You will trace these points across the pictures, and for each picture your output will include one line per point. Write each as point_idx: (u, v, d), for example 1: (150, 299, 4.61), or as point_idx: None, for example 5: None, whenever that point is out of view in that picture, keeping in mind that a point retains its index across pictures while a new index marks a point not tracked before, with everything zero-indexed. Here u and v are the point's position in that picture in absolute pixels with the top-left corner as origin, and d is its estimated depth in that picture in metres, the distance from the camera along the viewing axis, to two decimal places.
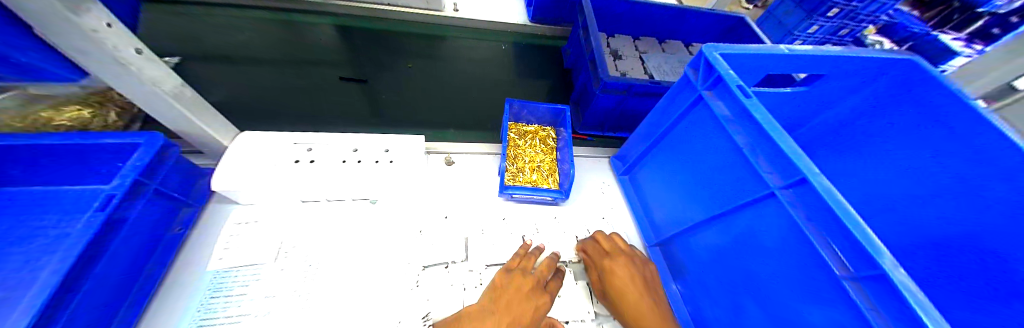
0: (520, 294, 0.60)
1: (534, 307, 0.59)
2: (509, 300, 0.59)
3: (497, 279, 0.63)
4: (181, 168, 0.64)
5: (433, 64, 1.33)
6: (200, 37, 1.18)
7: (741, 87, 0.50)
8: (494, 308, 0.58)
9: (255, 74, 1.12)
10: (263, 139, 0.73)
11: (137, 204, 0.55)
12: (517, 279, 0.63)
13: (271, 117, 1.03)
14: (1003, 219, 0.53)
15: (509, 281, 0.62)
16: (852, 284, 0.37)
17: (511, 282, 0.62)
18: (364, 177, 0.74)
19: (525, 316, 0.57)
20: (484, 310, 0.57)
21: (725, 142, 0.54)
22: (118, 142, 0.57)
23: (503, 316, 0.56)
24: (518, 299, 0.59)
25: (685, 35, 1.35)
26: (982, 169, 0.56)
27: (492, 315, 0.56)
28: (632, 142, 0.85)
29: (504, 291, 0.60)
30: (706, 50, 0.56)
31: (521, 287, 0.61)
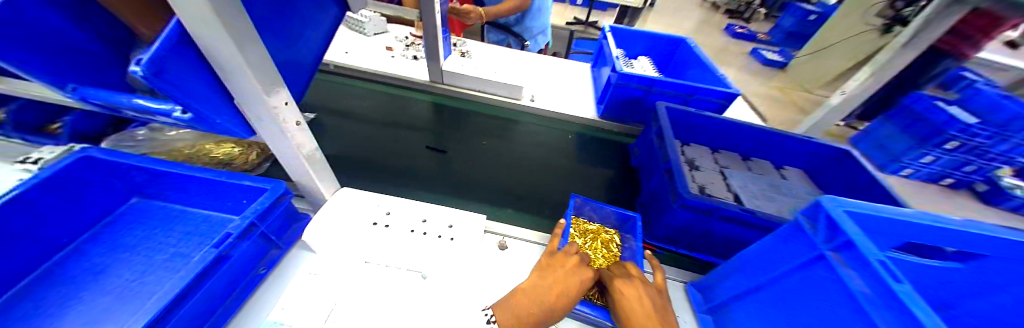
0: (565, 279, 0.73)
1: (570, 284, 0.72)
2: (554, 279, 0.73)
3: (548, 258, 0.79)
4: (285, 213, 0.74)
5: (505, 144, 1.44)
6: (331, 98, 1.48)
7: (885, 262, 0.41)
8: (543, 280, 0.72)
9: (361, 133, 1.33)
10: (356, 199, 0.83)
11: (242, 244, 0.63)
12: (563, 257, 0.79)
13: (362, 172, 1.17)
14: None
15: (556, 261, 0.78)
16: None
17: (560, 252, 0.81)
18: (431, 252, 0.77)
19: (563, 289, 0.71)
20: (535, 283, 0.72)
21: (862, 325, 0.43)
22: (253, 185, 0.70)
23: (551, 283, 0.72)
24: (562, 281, 0.73)
25: (773, 156, 1.27)
26: None
27: (542, 283, 0.72)
28: (724, 276, 0.73)
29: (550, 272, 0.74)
30: (828, 204, 0.50)
31: (567, 267, 0.76)
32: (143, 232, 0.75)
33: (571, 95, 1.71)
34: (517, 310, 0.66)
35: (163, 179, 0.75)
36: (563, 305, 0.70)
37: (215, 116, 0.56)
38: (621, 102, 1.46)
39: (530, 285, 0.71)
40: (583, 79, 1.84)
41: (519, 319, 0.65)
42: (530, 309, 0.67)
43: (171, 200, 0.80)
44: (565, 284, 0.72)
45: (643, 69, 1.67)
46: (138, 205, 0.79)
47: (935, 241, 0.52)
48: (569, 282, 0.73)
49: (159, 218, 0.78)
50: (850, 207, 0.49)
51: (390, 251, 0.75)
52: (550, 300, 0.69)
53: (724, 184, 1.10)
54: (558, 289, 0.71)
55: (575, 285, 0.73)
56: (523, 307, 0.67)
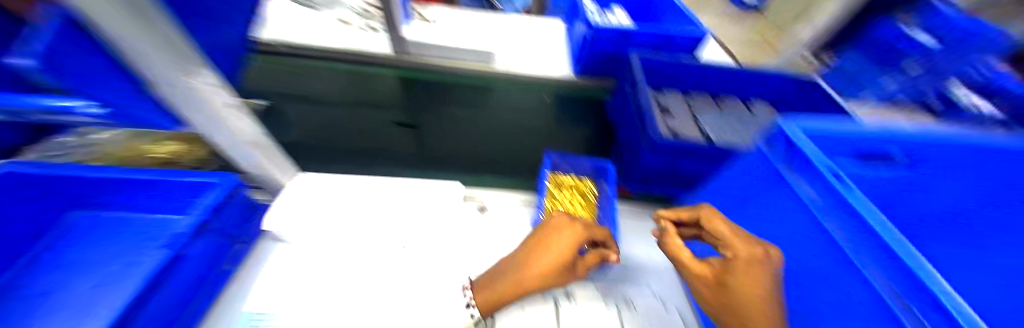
0: (545, 246, 0.61)
1: (553, 265, 0.59)
2: (534, 251, 0.61)
3: (540, 228, 0.66)
4: (243, 206, 0.70)
5: (479, 111, 1.40)
6: (285, 81, 1.37)
7: (838, 174, 0.44)
8: (520, 260, 0.62)
9: (324, 116, 1.26)
10: (318, 181, 0.80)
11: (198, 243, 0.58)
12: (551, 218, 0.65)
13: (330, 156, 1.13)
14: None
15: (545, 233, 0.63)
16: None
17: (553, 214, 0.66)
18: (410, 223, 0.77)
19: (542, 271, 0.59)
20: (511, 264, 0.63)
21: (814, 231, 0.46)
22: (198, 181, 0.64)
23: (527, 266, 0.61)
24: (540, 250, 0.61)
25: (742, 93, 1.28)
26: None
27: (519, 264, 0.62)
28: (691, 211, 0.76)
29: (533, 255, 0.61)
30: (787, 124, 0.51)
31: (555, 239, 0.61)
32: (76, 247, 0.66)
33: (542, 53, 1.64)
34: (491, 284, 0.62)
35: (89, 188, 0.66)
36: (545, 281, 0.60)
37: (137, 108, 0.48)
38: (596, 56, 1.43)
39: (506, 261, 0.65)
40: (555, 36, 1.76)
41: (490, 294, 0.61)
42: (501, 285, 0.61)
43: (109, 209, 0.71)
44: (545, 255, 0.60)
45: (616, 18, 1.59)
46: (82, 219, 0.70)
47: (881, 149, 0.54)
48: (551, 252, 0.60)
49: (100, 227, 0.69)
50: (806, 125, 0.51)
51: (366, 229, 0.75)
52: (521, 274, 0.60)
53: (696, 126, 1.10)
54: (534, 263, 0.60)
55: (556, 253, 0.60)
56: (496, 282, 0.62)
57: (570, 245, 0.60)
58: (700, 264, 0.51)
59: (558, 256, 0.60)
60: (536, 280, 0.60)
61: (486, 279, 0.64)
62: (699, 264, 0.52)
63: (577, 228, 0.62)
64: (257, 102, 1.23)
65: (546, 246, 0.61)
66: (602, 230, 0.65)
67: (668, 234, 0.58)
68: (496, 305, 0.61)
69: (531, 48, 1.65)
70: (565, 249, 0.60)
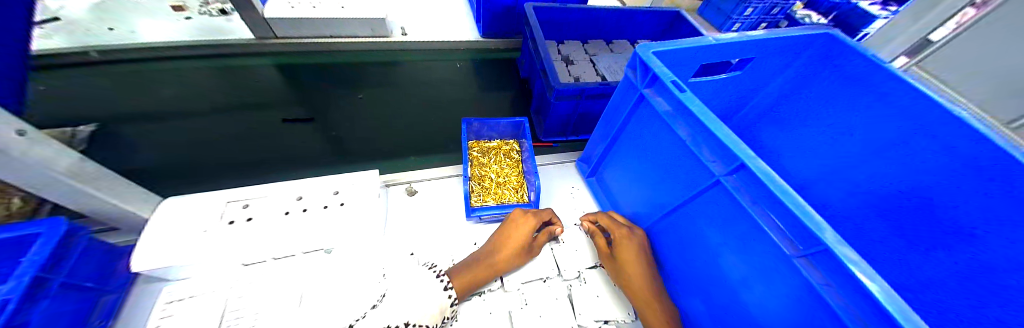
0: (513, 231, 0.70)
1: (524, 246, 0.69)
2: (505, 237, 0.70)
3: (512, 216, 0.73)
4: (95, 251, 0.57)
5: (388, 91, 1.30)
6: (122, 97, 1.08)
7: (675, 81, 0.50)
8: (494, 247, 0.69)
9: (192, 129, 1.04)
10: (193, 203, 0.67)
11: (41, 306, 0.47)
12: (512, 212, 0.74)
13: (212, 172, 0.95)
14: (932, 168, 0.56)
15: (517, 220, 0.72)
16: (803, 263, 0.38)
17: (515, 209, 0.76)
18: (312, 226, 0.68)
19: (515, 252, 0.69)
20: (486, 250, 0.69)
21: (670, 135, 0.55)
22: (12, 235, 0.50)
23: (503, 250, 0.68)
24: (510, 235, 0.70)
25: (630, 32, 1.39)
26: (903, 125, 0.60)
27: (494, 250, 0.68)
28: (594, 144, 0.84)
29: (507, 241, 0.69)
30: (641, 50, 0.56)
31: (528, 226, 0.71)
32: None
33: (445, 19, 1.55)
34: (469, 266, 0.66)
35: None
36: (512, 260, 0.69)
37: None
38: (497, 14, 1.42)
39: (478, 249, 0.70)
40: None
41: (469, 276, 0.64)
42: (478, 269, 0.66)
43: None
44: (513, 240, 0.69)
45: None
46: None
47: (717, 57, 0.64)
48: (518, 237, 0.69)
49: None
50: (655, 47, 0.56)
51: (266, 242, 0.65)
52: (495, 257, 0.68)
53: (594, 70, 1.19)
54: (505, 245, 0.69)
55: (523, 237, 0.69)
56: (474, 265, 0.66)
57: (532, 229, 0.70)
58: (622, 234, 0.67)
59: (525, 239, 0.70)
60: (507, 260, 0.68)
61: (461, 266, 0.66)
62: (621, 234, 0.67)
63: (536, 215, 0.74)
64: (83, 128, 0.98)
65: (514, 232, 0.70)
66: (553, 212, 0.77)
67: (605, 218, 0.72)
68: (472, 285, 0.64)
69: (432, 16, 1.55)
70: (529, 234, 0.70)
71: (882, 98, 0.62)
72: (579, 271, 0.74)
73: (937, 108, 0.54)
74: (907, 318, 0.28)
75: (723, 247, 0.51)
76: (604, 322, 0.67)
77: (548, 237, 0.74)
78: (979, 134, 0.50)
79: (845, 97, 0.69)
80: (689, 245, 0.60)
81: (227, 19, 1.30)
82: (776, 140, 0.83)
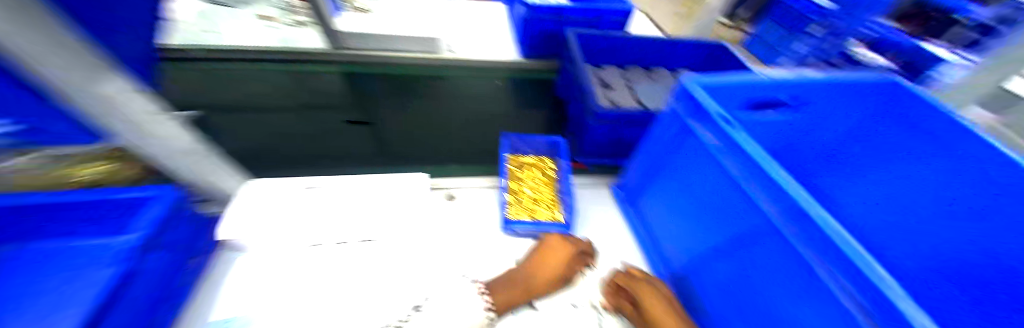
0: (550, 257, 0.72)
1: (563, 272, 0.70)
2: (542, 262, 0.70)
3: (547, 238, 0.74)
4: (193, 219, 0.65)
5: (433, 103, 1.39)
6: (211, 91, 1.25)
7: (725, 117, 0.52)
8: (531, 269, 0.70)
9: (264, 123, 1.17)
10: (272, 187, 0.78)
11: (151, 260, 0.54)
12: (549, 236, 0.74)
13: (277, 161, 1.06)
14: None
15: (553, 245, 0.73)
16: (863, 317, 0.36)
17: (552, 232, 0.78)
18: (368, 219, 0.75)
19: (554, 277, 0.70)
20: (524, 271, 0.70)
21: (718, 168, 0.56)
22: (130, 198, 0.57)
23: (542, 274, 0.69)
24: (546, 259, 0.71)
25: (669, 62, 1.42)
26: None
27: (532, 273, 0.69)
28: (631, 171, 0.86)
29: (544, 264, 0.70)
30: (688, 84, 0.60)
31: (562, 250, 0.72)
32: None
33: (490, 40, 1.67)
34: (509, 287, 0.67)
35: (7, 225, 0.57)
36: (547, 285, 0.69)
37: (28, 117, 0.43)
38: (538, 38, 1.50)
39: (519, 269, 0.71)
40: (500, 22, 1.80)
41: (508, 297, 0.66)
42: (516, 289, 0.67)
43: None
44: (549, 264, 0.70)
45: None
46: None
47: (766, 96, 0.65)
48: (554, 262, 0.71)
49: None
50: (705, 83, 0.59)
51: None
52: (533, 282, 0.68)
53: (633, 96, 1.22)
54: (542, 270, 0.69)
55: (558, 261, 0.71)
56: (513, 286, 0.68)
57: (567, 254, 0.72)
58: (648, 295, 0.64)
59: (563, 268, 0.70)
60: (544, 285, 0.69)
61: (500, 284, 0.68)
62: (649, 296, 0.64)
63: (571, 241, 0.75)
64: None
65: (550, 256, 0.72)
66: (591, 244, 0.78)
67: (624, 280, 0.69)
68: (513, 304, 0.67)
69: (478, 36, 1.67)
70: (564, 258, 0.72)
71: (947, 146, 0.66)
72: None
73: None
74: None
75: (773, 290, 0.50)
76: None
77: (581, 266, 0.75)
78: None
79: (915, 142, 0.71)
80: (733, 286, 0.57)
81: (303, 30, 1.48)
82: (841, 186, 0.85)
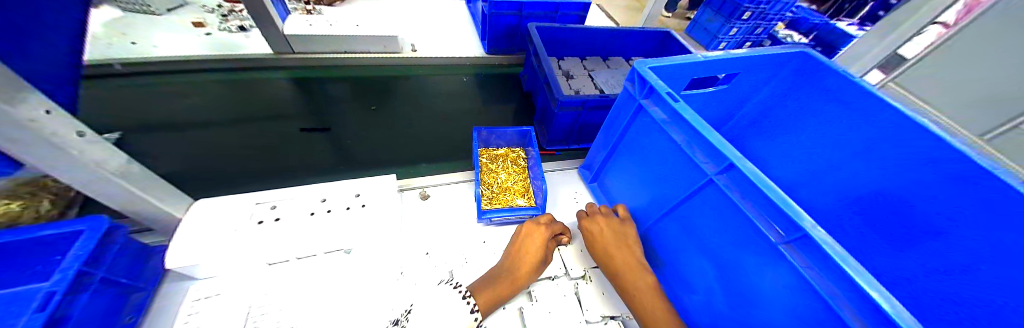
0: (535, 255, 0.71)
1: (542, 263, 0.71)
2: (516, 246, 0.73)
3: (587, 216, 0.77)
4: (130, 248, 0.60)
5: (398, 103, 1.36)
6: (144, 108, 1.13)
7: (669, 93, 0.57)
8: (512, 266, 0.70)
9: (210, 140, 1.08)
10: (226, 204, 0.71)
11: (81, 299, 0.50)
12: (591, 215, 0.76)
13: (234, 177, 1.00)
14: (919, 174, 0.61)
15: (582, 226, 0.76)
16: (790, 253, 0.42)
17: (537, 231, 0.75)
18: (339, 225, 0.73)
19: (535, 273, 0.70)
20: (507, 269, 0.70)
21: (666, 141, 0.61)
22: (60, 232, 0.53)
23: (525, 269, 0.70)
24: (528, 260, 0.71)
25: (627, 49, 1.49)
26: (891, 139, 0.65)
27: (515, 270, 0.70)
28: (595, 151, 0.89)
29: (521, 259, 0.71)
30: (637, 65, 0.63)
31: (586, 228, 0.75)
32: None
33: (452, 37, 1.65)
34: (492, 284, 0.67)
35: None
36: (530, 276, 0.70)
37: None
38: (501, 34, 1.52)
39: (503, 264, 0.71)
40: (461, 18, 1.79)
41: (492, 293, 0.65)
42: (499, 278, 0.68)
43: None
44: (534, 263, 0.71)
45: None
46: None
47: (707, 73, 0.72)
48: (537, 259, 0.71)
49: None
50: (651, 63, 0.64)
51: (290, 242, 0.69)
52: (516, 275, 0.69)
53: (593, 84, 1.27)
54: (522, 262, 0.70)
55: (536, 252, 0.71)
56: (496, 282, 0.67)
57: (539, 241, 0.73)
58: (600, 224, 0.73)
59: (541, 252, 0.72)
60: (527, 276, 0.70)
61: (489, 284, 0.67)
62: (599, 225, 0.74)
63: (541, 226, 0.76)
64: (109, 136, 1.01)
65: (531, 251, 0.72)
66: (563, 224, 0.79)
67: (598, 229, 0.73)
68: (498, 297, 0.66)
69: (439, 33, 1.64)
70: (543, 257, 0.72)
71: (845, 102, 0.72)
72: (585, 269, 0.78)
73: (919, 129, 0.61)
74: (875, 288, 0.34)
75: (715, 245, 0.57)
76: (607, 318, 0.71)
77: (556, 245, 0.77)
78: (960, 153, 0.55)
79: (820, 105, 0.77)
80: (688, 246, 0.63)
81: (246, 35, 1.37)
82: (761, 145, 0.91)
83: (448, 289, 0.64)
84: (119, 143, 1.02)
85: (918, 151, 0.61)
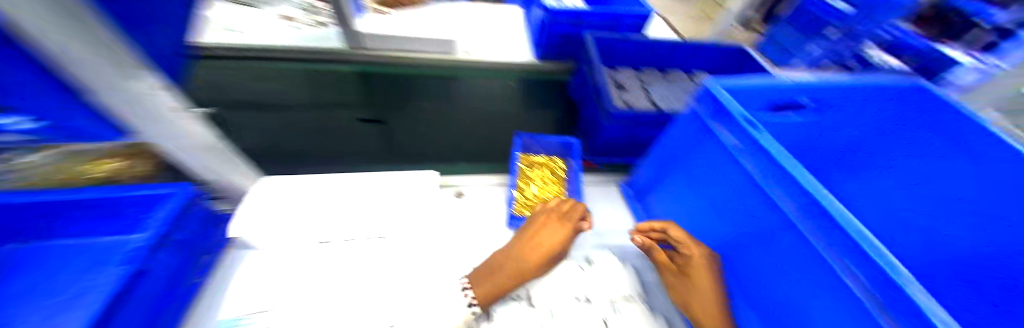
0: (535, 248, 0.67)
1: (550, 253, 0.67)
2: (530, 238, 0.68)
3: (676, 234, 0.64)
4: (207, 215, 0.67)
5: (445, 102, 1.40)
6: (231, 87, 1.30)
7: (748, 119, 0.50)
8: (520, 251, 0.67)
9: (283, 120, 1.21)
10: (287, 183, 0.79)
11: (161, 255, 0.55)
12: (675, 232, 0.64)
13: (296, 157, 1.10)
14: None
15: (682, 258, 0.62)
16: (887, 322, 0.35)
17: (544, 210, 0.72)
18: (380, 216, 0.78)
19: (539, 260, 0.66)
20: (514, 253, 0.67)
21: (736, 171, 0.54)
22: (151, 194, 0.61)
23: (532, 256, 0.66)
24: (529, 256, 0.66)
25: (687, 63, 1.39)
26: None
27: (521, 256, 0.66)
28: (642, 171, 0.83)
29: (532, 246, 0.67)
30: (710, 84, 0.58)
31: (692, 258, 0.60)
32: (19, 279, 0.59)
33: (504, 41, 1.66)
34: (493, 273, 0.65)
35: (23, 211, 0.58)
36: (541, 266, 0.67)
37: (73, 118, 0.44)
38: (554, 40, 1.49)
39: (510, 250, 0.68)
40: (515, 23, 1.80)
41: (493, 283, 0.64)
42: (502, 263, 0.66)
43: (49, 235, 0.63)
44: (541, 248, 0.67)
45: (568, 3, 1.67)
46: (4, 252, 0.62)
47: (787, 99, 0.64)
48: (546, 245, 0.67)
49: (41, 258, 0.62)
50: (727, 84, 0.57)
51: (338, 224, 0.75)
52: (524, 262, 0.66)
53: (647, 98, 1.20)
54: (532, 249, 0.67)
55: (549, 246, 0.67)
56: (498, 270, 0.66)
57: (560, 238, 0.68)
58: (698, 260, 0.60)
59: (553, 245, 0.67)
60: (535, 265, 0.66)
61: (490, 267, 0.67)
62: (697, 254, 0.60)
63: (567, 223, 0.69)
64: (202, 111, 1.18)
65: (543, 237, 0.68)
66: (585, 209, 0.73)
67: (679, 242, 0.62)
68: (498, 284, 0.64)
69: (491, 36, 1.67)
70: (558, 242, 0.68)
71: None
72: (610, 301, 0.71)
73: None
74: None
75: (797, 293, 0.48)
76: None
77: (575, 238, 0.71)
78: None
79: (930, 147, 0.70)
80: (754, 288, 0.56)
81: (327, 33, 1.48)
82: (852, 189, 0.83)
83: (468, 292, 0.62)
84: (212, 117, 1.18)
85: None
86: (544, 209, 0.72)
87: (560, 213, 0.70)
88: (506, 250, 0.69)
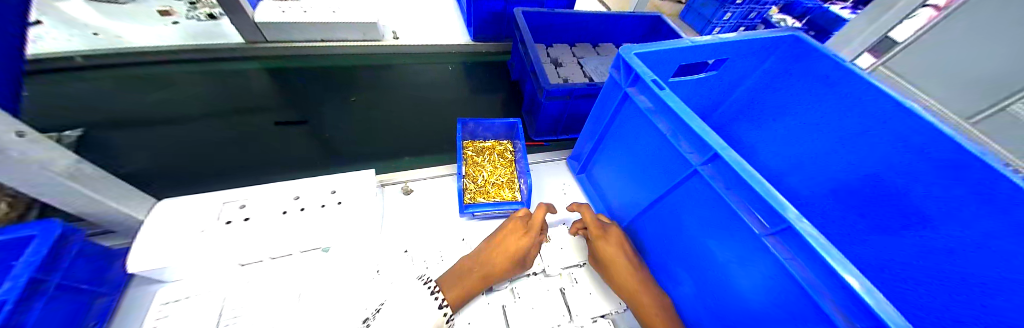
0: (501, 253, 0.66)
1: (516, 258, 0.67)
2: (497, 244, 0.68)
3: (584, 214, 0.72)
4: (91, 252, 0.57)
5: (380, 94, 1.31)
6: (111, 102, 1.09)
7: (656, 80, 0.54)
8: (485, 257, 0.67)
9: (185, 134, 1.05)
10: (194, 204, 0.69)
11: (35, 308, 0.46)
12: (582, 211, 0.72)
13: (208, 174, 0.97)
14: (906, 153, 0.62)
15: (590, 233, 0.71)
16: (771, 241, 0.41)
17: (512, 217, 0.73)
18: (310, 225, 0.69)
19: (504, 265, 0.66)
20: (480, 260, 0.67)
21: (651, 130, 0.58)
22: (7, 238, 0.50)
23: (498, 261, 0.66)
24: (494, 262, 0.66)
25: (615, 35, 1.45)
26: (871, 123, 0.67)
27: (487, 263, 0.66)
28: (584, 141, 0.86)
29: (498, 252, 0.67)
30: (624, 52, 0.61)
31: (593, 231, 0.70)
32: None
33: (437, 24, 1.58)
34: (459, 279, 0.64)
35: None
36: (507, 271, 0.67)
37: None
38: (486, 20, 1.46)
39: (476, 257, 0.68)
40: (447, 5, 1.72)
41: (461, 289, 0.63)
42: (470, 269, 0.66)
43: None
44: (508, 253, 0.66)
45: None
46: None
47: (694, 59, 0.70)
48: (512, 251, 0.66)
49: None
50: (638, 50, 0.61)
51: (262, 241, 0.66)
52: (489, 267, 0.66)
53: (582, 71, 1.24)
54: (498, 254, 0.66)
55: (515, 252, 0.66)
56: (464, 277, 0.65)
57: (526, 243, 0.67)
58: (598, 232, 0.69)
59: (520, 251, 0.67)
60: (501, 269, 0.66)
61: (455, 272, 0.66)
62: (596, 228, 0.70)
63: (534, 229, 0.69)
64: (69, 133, 0.97)
65: (509, 242, 0.68)
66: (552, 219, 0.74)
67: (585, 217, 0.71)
68: (463, 292, 0.63)
69: (423, 20, 1.58)
70: (522, 246, 0.67)
71: (832, 87, 0.72)
72: (561, 268, 0.74)
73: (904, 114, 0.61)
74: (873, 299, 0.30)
75: (706, 234, 0.54)
76: (597, 317, 0.69)
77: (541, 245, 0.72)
78: (949, 139, 0.54)
79: (805, 89, 0.78)
80: (674, 237, 0.62)
81: (217, 24, 1.30)
82: (751, 132, 0.90)
83: (416, 284, 0.61)
84: (87, 139, 0.99)
85: (917, 132, 0.60)
86: (512, 215, 0.73)
87: (527, 219, 0.71)
88: (473, 257, 0.68)
